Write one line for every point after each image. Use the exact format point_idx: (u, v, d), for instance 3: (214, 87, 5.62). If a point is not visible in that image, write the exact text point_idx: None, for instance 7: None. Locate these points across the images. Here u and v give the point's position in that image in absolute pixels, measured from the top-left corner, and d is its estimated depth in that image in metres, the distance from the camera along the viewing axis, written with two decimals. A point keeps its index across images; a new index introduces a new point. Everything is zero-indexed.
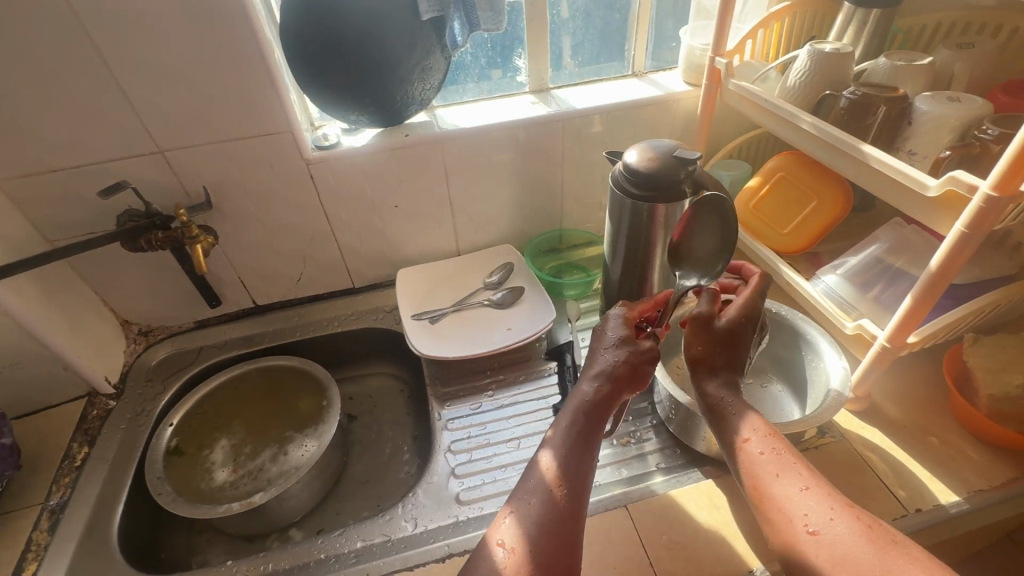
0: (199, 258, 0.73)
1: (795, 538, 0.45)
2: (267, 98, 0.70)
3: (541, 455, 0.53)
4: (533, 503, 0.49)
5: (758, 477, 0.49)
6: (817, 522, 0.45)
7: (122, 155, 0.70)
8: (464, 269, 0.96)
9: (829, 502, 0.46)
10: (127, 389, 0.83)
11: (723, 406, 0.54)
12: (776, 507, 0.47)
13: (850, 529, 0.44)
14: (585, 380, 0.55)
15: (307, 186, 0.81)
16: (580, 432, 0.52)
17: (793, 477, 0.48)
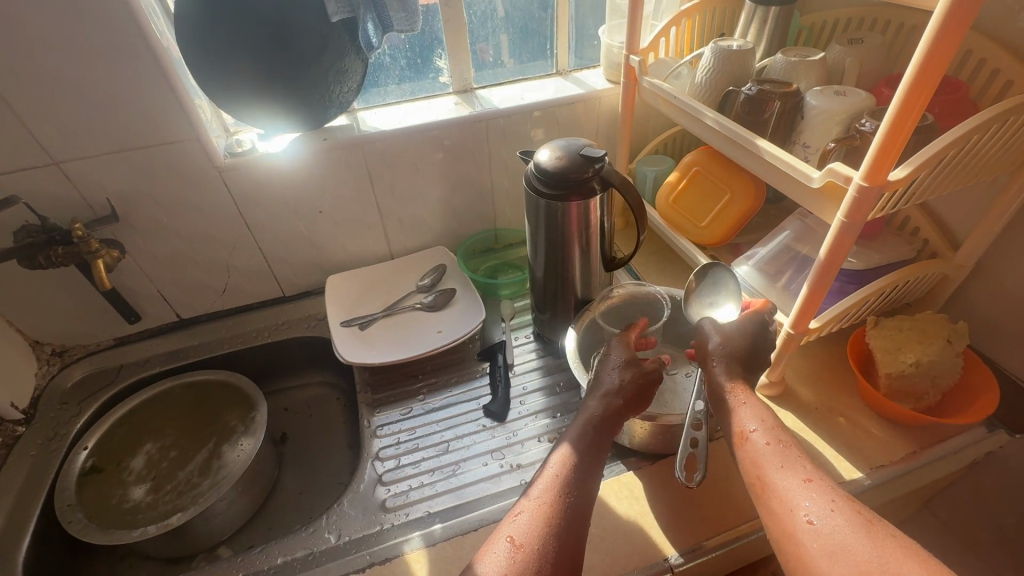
0: (102, 273, 0.70)
1: (794, 529, 0.45)
2: (168, 105, 0.68)
3: (552, 462, 0.54)
4: (541, 503, 0.50)
5: (765, 472, 0.50)
6: (816, 513, 0.45)
7: (12, 169, 0.67)
8: (396, 272, 0.94)
9: (828, 494, 0.46)
10: (40, 413, 0.80)
11: (730, 400, 0.56)
12: (778, 500, 0.48)
13: (848, 520, 0.44)
14: (595, 396, 0.58)
15: (223, 194, 0.78)
16: (592, 442, 0.54)
17: (796, 469, 0.49)
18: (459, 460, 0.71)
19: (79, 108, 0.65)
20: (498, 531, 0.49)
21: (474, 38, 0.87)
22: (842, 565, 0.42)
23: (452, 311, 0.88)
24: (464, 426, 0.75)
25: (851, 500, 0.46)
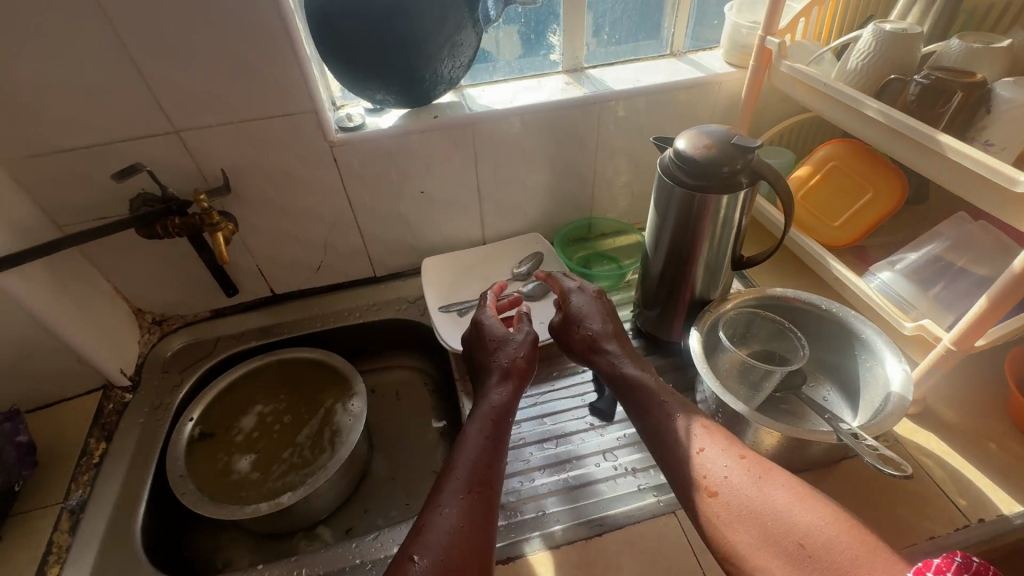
0: (221, 247, 0.68)
1: (704, 492, 0.47)
2: (291, 74, 0.65)
3: (453, 467, 0.54)
4: (449, 510, 0.50)
5: (675, 440, 0.52)
6: (724, 476, 0.47)
7: (134, 135, 0.65)
8: (490, 258, 0.92)
9: (719, 456, 0.49)
10: (144, 381, 0.80)
11: (614, 378, 0.62)
12: (688, 471, 0.50)
13: (743, 479, 0.46)
14: (490, 390, 0.63)
15: (332, 170, 0.76)
16: (485, 440, 0.57)
17: (697, 437, 0.51)
18: (571, 459, 0.68)
19: (205, 75, 0.63)
20: (401, 553, 0.47)
21: (591, 13, 0.82)
22: (750, 522, 0.44)
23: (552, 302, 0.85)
24: (572, 423, 0.72)
25: (741, 457, 0.48)
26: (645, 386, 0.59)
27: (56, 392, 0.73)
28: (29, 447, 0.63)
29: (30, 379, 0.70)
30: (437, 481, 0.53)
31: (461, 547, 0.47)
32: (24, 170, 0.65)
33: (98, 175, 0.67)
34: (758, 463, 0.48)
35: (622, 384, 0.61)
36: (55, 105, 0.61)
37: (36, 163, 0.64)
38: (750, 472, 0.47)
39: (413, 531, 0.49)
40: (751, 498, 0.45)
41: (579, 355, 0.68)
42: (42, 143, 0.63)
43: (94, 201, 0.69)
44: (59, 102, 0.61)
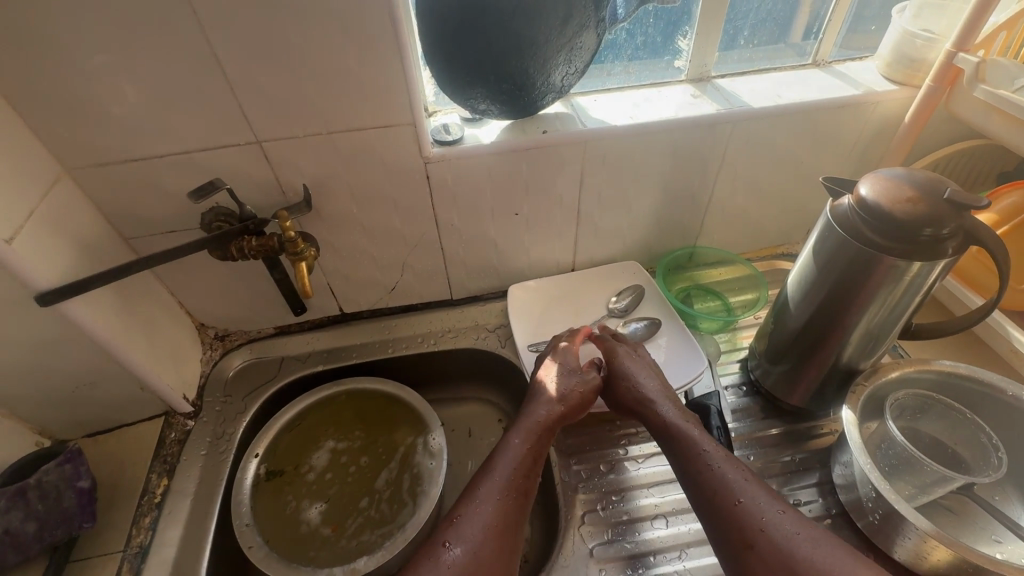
0: (303, 276, 0.61)
1: (743, 535, 0.46)
2: (394, 82, 0.56)
3: (489, 469, 0.53)
4: (482, 510, 0.50)
5: (710, 488, 0.50)
6: (769, 521, 0.46)
7: (213, 144, 0.57)
8: (583, 288, 0.82)
9: (762, 509, 0.47)
10: (206, 405, 0.73)
11: (670, 431, 0.56)
12: (720, 517, 0.48)
13: (776, 535, 0.45)
14: (539, 404, 0.59)
15: (423, 188, 0.66)
16: (527, 449, 0.55)
17: (744, 476, 0.50)
18: (684, 548, 0.59)
19: (297, 81, 0.54)
20: (435, 540, 0.48)
21: (732, 14, 0.69)
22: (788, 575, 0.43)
23: (655, 347, 0.75)
24: (682, 500, 0.63)
25: (780, 512, 0.46)
26: (686, 432, 0.55)
27: (116, 417, 0.67)
28: (90, 493, 0.59)
29: (90, 404, 0.64)
30: (473, 480, 0.53)
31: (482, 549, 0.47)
32: (91, 180, 0.57)
33: (171, 186, 0.60)
34: (799, 521, 0.46)
35: (664, 429, 0.57)
36: (127, 108, 0.53)
37: (104, 172, 0.57)
38: (798, 522, 0.46)
39: (443, 525, 0.49)
40: (796, 549, 0.44)
41: (624, 408, 0.63)
42: (112, 151, 0.55)
43: (165, 214, 0.62)
44: (134, 106, 0.53)
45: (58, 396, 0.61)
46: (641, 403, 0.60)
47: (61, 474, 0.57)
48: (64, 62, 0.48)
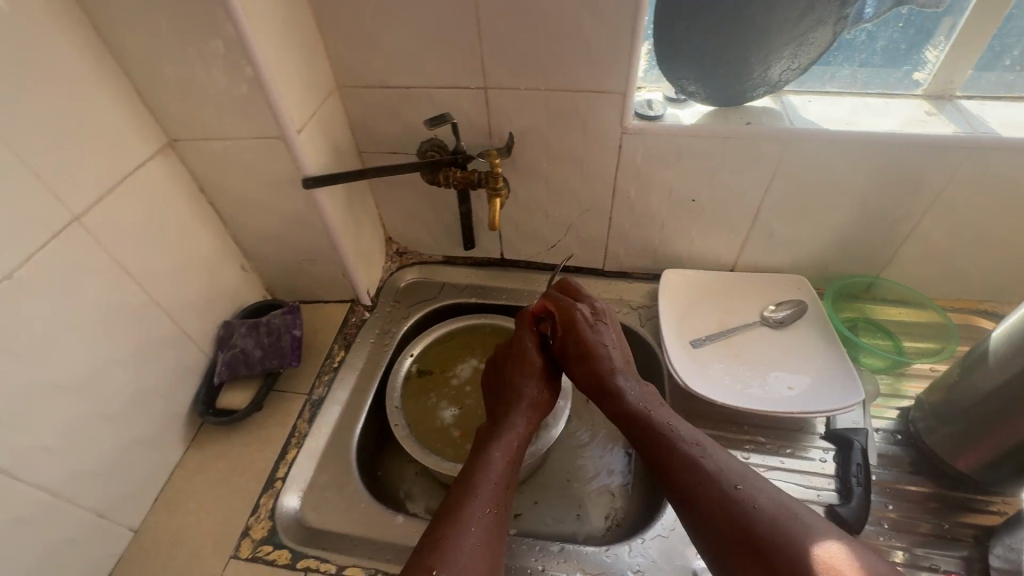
0: (495, 211, 0.66)
1: (708, 496, 0.49)
2: (619, 51, 0.59)
3: (474, 486, 0.54)
4: (473, 522, 0.51)
5: (669, 455, 0.53)
6: (740, 487, 0.49)
7: (449, 84, 0.66)
8: (739, 288, 0.79)
9: (717, 475, 0.50)
10: (379, 304, 0.86)
11: (626, 409, 0.59)
12: (690, 486, 0.50)
13: (736, 496, 0.48)
14: (516, 416, 0.62)
15: (613, 156, 0.70)
16: (507, 464, 0.58)
17: (710, 450, 0.53)
18: None
19: (533, 39, 0.60)
20: (426, 558, 0.48)
21: (1003, 30, 0.62)
22: (768, 540, 0.45)
23: (809, 365, 0.71)
24: None
25: (742, 483, 0.49)
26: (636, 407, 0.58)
27: (317, 294, 0.83)
28: (298, 341, 0.73)
29: (304, 278, 0.79)
30: (460, 494, 0.54)
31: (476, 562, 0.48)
32: (352, 98, 0.70)
33: (406, 115, 0.71)
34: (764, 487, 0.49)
35: (619, 407, 0.60)
36: (397, 42, 0.63)
37: (363, 93, 0.69)
38: (779, 504, 0.47)
39: (438, 542, 0.49)
40: (777, 519, 0.46)
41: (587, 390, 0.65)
42: (374, 77, 0.67)
43: (394, 137, 0.74)
44: (401, 42, 0.63)
45: (287, 264, 0.77)
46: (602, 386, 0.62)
47: (283, 321, 0.73)
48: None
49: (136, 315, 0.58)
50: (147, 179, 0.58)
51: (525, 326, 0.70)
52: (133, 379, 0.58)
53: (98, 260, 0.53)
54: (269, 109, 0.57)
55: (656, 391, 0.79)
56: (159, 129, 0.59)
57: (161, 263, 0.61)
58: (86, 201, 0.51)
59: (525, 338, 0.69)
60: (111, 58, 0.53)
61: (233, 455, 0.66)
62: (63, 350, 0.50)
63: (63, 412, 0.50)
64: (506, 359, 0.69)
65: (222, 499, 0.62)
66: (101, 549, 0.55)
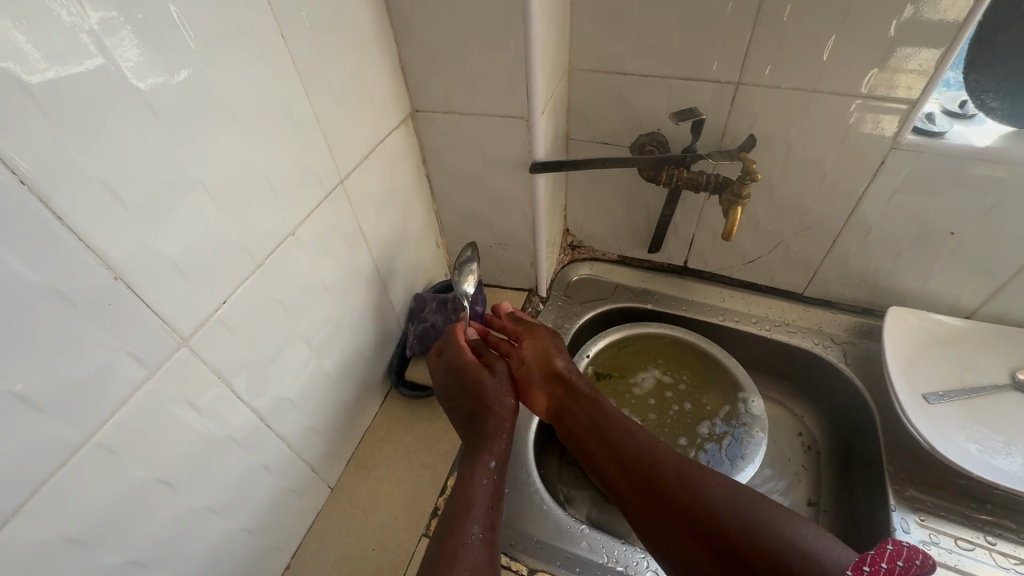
0: (732, 223, 0.61)
1: (690, 486, 0.49)
2: (925, 53, 0.51)
3: (473, 508, 0.49)
4: (471, 551, 0.46)
5: (629, 448, 0.54)
6: (694, 468, 0.51)
7: (697, 75, 0.61)
8: (985, 342, 0.68)
9: (719, 495, 0.48)
10: (552, 296, 0.83)
11: (615, 428, 0.56)
12: (672, 482, 0.50)
13: (704, 493, 0.49)
14: (489, 443, 0.54)
15: (869, 171, 0.61)
16: (486, 489, 0.51)
17: (658, 441, 0.54)
18: None
19: (821, 31, 0.53)
20: None
21: None
22: (764, 537, 0.45)
23: None
24: None
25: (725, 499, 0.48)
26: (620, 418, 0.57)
27: (496, 278, 0.81)
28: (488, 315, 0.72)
29: (490, 260, 0.78)
30: (458, 521, 0.48)
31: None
32: (580, 82, 0.67)
33: (635, 104, 0.66)
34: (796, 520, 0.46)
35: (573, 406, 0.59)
36: (653, 26, 0.59)
37: (596, 79, 0.66)
38: (735, 491, 0.49)
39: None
40: (745, 504, 0.47)
41: (565, 421, 0.60)
42: (613, 61, 0.63)
43: (613, 126, 0.70)
44: (658, 26, 0.59)
45: (478, 246, 0.76)
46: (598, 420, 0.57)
47: (477, 296, 0.72)
48: None
49: (363, 280, 0.59)
50: (390, 148, 0.59)
51: (460, 345, 0.59)
52: (352, 341, 0.60)
53: (347, 223, 0.54)
54: (523, 87, 0.55)
55: (859, 440, 0.70)
56: (406, 99, 0.60)
57: (386, 231, 0.62)
58: (349, 165, 0.52)
59: (488, 371, 0.58)
60: (388, 26, 0.54)
61: (420, 429, 0.67)
62: (314, 307, 0.52)
63: (305, 367, 0.52)
64: (457, 381, 0.58)
65: (411, 472, 0.63)
66: (311, 500, 0.58)
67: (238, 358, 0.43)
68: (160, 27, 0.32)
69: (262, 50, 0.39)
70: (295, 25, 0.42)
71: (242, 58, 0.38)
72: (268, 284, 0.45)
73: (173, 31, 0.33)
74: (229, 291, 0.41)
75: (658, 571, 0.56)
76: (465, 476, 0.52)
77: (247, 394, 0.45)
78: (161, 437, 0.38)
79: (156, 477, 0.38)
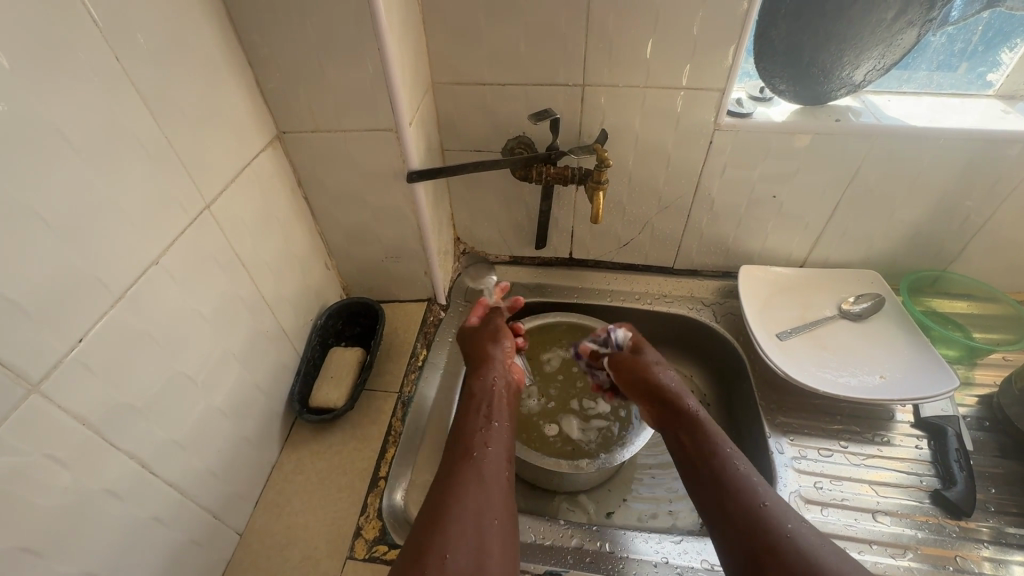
0: (597, 206, 0.69)
1: (758, 512, 0.49)
2: (721, 52, 0.62)
3: (480, 432, 0.55)
4: (490, 464, 0.52)
5: (715, 468, 0.54)
6: (771, 499, 0.50)
7: (548, 81, 0.68)
8: (814, 285, 0.81)
9: (792, 540, 0.46)
10: (452, 303, 0.85)
11: (704, 447, 0.56)
12: (743, 509, 0.49)
13: (778, 533, 0.47)
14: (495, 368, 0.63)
15: (701, 152, 0.72)
16: (496, 407, 0.59)
17: (750, 465, 0.54)
18: (907, 548, 0.58)
19: (640, 36, 0.62)
20: (424, 528, 0.45)
21: None
22: None
23: (895, 356, 0.72)
24: (906, 505, 0.62)
25: (767, 499, 0.50)
26: (705, 426, 0.58)
27: (394, 293, 0.82)
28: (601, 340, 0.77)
29: (384, 276, 0.79)
30: (465, 444, 0.54)
31: (491, 505, 0.48)
32: (445, 95, 0.71)
33: (499, 112, 0.72)
34: (815, 533, 0.47)
35: (683, 415, 0.61)
36: (502, 40, 0.65)
37: (459, 91, 0.70)
38: (802, 532, 0.47)
39: (447, 499, 0.48)
40: (810, 549, 0.45)
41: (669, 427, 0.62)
42: (472, 74, 0.68)
43: (483, 133, 0.75)
44: (506, 39, 0.65)
45: (369, 262, 0.77)
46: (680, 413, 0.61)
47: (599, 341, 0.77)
48: None
49: (247, 308, 0.57)
50: (260, 171, 0.58)
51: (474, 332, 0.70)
52: (244, 373, 0.57)
53: (221, 250, 0.52)
54: (387, 100, 0.57)
55: (738, 386, 0.79)
56: (271, 121, 0.60)
57: (268, 257, 0.61)
58: (215, 189, 0.51)
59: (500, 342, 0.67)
60: (239, 49, 0.54)
61: (333, 454, 0.65)
62: (195, 340, 0.49)
63: (192, 406, 0.49)
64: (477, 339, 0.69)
65: (328, 499, 0.61)
66: (216, 550, 0.54)
67: (106, 401, 0.40)
68: None
69: (94, 72, 0.38)
70: (131, 48, 0.41)
71: (73, 82, 0.36)
72: (137, 319, 0.42)
73: None
74: (85, 328, 0.38)
75: (581, 536, 0.60)
76: (473, 399, 0.60)
77: (123, 440, 0.41)
78: (20, 496, 0.34)
79: (15, 544, 0.34)
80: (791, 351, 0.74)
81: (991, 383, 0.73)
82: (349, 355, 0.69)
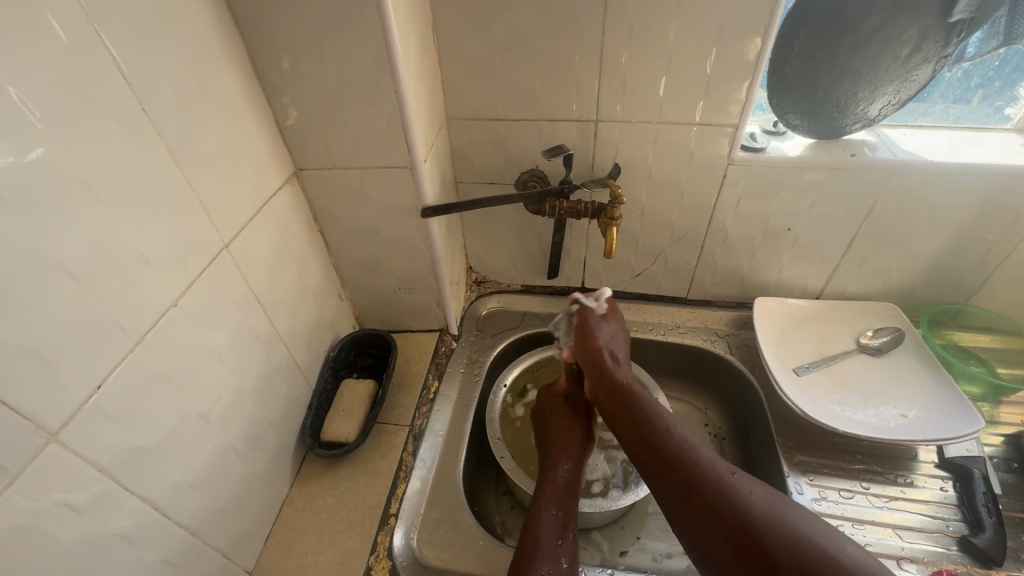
0: (610, 240, 0.69)
1: (693, 468, 0.50)
2: (734, 90, 0.62)
3: (549, 548, 0.52)
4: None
5: (649, 432, 0.54)
6: (701, 455, 0.51)
7: (560, 117, 0.68)
8: (831, 318, 0.80)
9: (724, 492, 0.47)
10: (463, 333, 0.85)
11: (639, 409, 0.56)
12: (678, 470, 0.50)
13: (711, 487, 0.48)
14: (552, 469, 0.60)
15: (714, 186, 0.72)
16: (559, 515, 0.56)
17: (679, 422, 0.54)
18: None
19: (653, 73, 0.62)
20: None
21: None
22: (763, 527, 0.44)
23: (917, 393, 0.71)
24: (931, 552, 0.60)
25: (729, 470, 0.49)
26: (631, 390, 0.58)
27: (406, 323, 0.82)
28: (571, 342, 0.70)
29: (397, 307, 0.79)
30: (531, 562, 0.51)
31: None
32: (459, 130, 0.72)
33: (513, 146, 0.72)
34: (745, 479, 0.49)
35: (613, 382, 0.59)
36: (516, 78, 0.66)
37: (474, 126, 0.71)
38: (733, 481, 0.48)
39: None
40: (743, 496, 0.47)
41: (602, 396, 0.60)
42: (487, 110, 0.69)
43: (496, 166, 0.75)
44: (520, 78, 0.65)
45: (382, 293, 0.77)
46: (606, 386, 0.60)
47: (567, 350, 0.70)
48: (493, 33, 0.62)
49: (262, 344, 0.57)
50: (277, 208, 0.59)
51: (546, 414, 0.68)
52: (257, 409, 0.57)
53: (238, 287, 0.53)
54: (403, 139, 0.58)
55: (754, 421, 0.78)
56: (289, 159, 0.61)
57: (283, 292, 0.61)
58: (233, 228, 0.52)
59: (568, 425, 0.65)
60: (260, 92, 0.55)
61: (344, 489, 0.64)
62: (210, 380, 0.49)
63: (204, 445, 0.49)
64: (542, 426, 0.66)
65: (337, 537, 0.60)
66: None
67: (119, 445, 0.40)
68: (2, 110, 0.31)
69: (119, 121, 0.39)
70: (155, 95, 0.42)
71: (99, 132, 0.37)
72: (153, 360, 0.43)
73: (15, 113, 0.32)
74: (104, 374, 0.38)
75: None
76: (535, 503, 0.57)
77: (134, 483, 0.41)
78: (36, 547, 0.34)
79: None
80: (810, 387, 0.73)
81: (1018, 422, 0.71)
82: (360, 388, 0.69)
